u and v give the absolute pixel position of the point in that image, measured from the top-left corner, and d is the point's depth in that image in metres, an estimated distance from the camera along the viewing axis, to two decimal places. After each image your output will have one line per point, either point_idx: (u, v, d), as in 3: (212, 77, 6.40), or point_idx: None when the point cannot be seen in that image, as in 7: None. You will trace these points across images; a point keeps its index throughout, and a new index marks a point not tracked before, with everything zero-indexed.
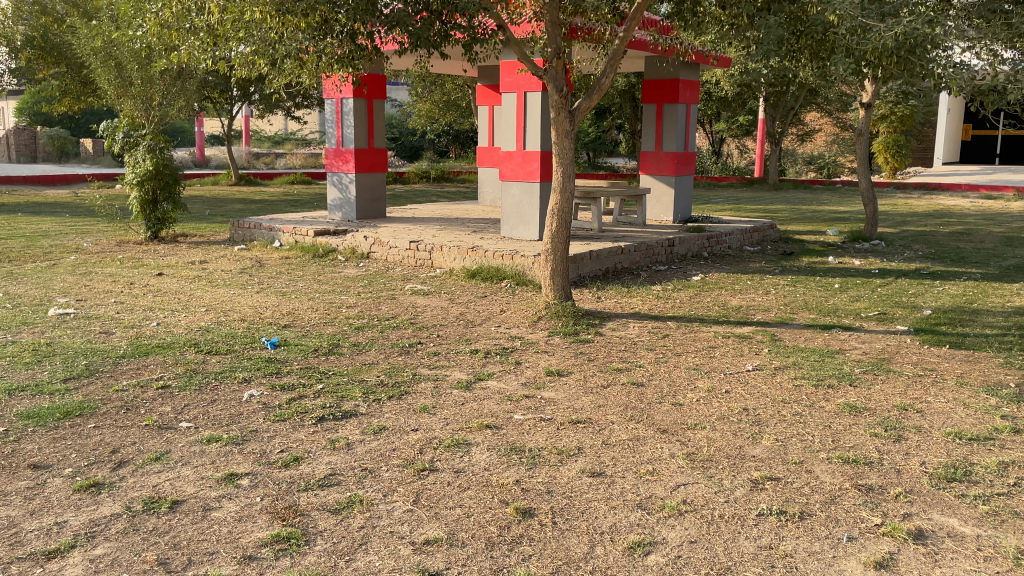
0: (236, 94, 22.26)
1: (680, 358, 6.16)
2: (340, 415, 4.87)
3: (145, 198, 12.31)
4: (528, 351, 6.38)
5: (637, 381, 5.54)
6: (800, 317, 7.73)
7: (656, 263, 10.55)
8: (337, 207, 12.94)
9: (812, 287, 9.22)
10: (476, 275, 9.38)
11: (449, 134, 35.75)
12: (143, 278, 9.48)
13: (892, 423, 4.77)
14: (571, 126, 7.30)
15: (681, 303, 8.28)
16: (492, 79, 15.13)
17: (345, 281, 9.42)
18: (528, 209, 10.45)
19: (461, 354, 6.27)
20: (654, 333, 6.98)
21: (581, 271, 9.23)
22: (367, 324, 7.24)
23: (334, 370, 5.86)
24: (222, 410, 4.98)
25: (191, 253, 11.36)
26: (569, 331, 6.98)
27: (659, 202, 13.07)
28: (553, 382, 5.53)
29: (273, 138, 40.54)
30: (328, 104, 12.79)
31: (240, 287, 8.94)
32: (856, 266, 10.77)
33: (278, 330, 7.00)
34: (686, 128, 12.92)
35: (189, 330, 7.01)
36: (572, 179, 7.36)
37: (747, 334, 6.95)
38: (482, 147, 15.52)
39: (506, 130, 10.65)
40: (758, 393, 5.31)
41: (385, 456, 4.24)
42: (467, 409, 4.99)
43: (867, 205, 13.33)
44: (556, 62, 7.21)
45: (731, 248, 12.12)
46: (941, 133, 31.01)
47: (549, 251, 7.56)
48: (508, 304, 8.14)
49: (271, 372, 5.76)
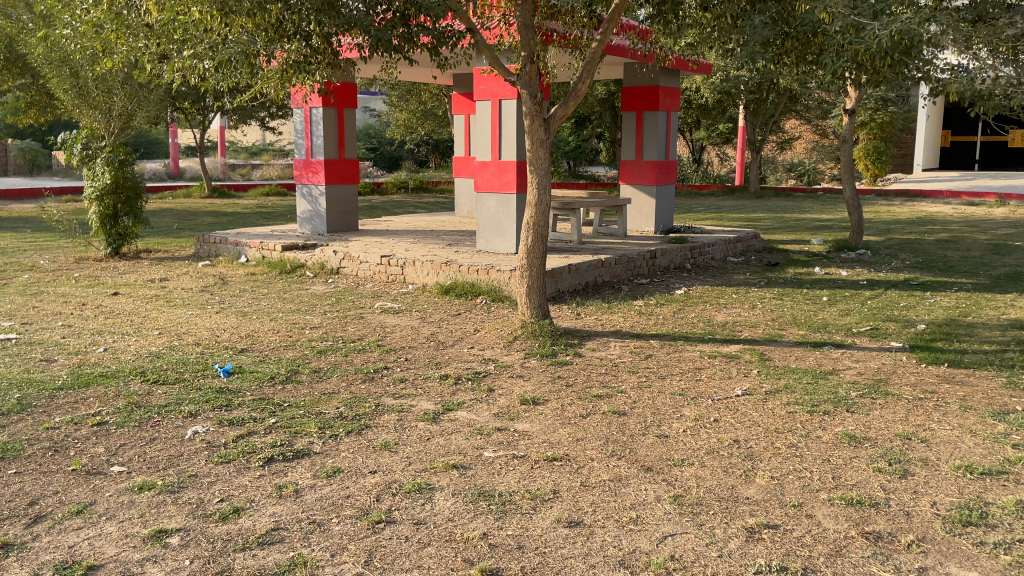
0: (207, 104, 21.71)
1: (665, 382, 5.74)
2: (291, 455, 4.41)
3: (104, 213, 11.76)
4: (502, 376, 5.93)
5: (619, 410, 5.11)
6: (789, 334, 7.35)
7: (637, 276, 10.15)
8: (307, 220, 12.44)
9: (800, 300, 8.87)
10: (450, 291, 8.94)
11: (429, 143, 35.82)
12: (97, 298, 8.95)
13: (896, 456, 4.39)
14: (547, 135, 6.88)
15: (665, 320, 7.87)
16: (468, 86, 14.73)
17: (311, 299, 8.94)
18: (504, 221, 10.03)
19: (430, 380, 5.81)
20: (636, 353, 6.56)
21: (560, 286, 8.82)
22: (331, 348, 6.77)
23: (290, 401, 5.38)
24: (160, 451, 4.49)
25: (153, 271, 10.84)
26: (546, 352, 6.55)
27: (641, 212, 12.69)
28: (527, 412, 5.09)
29: (250, 150, 39.92)
30: (297, 114, 12.31)
31: (199, 307, 8.44)
32: (844, 277, 10.43)
33: (234, 355, 6.51)
34: (666, 135, 12.57)
35: (137, 357, 6.50)
36: (549, 190, 6.95)
37: (734, 353, 6.56)
38: (458, 156, 15.08)
39: (480, 139, 10.23)
40: (749, 422, 4.90)
41: (337, 505, 3.77)
42: (432, 446, 4.53)
43: (852, 214, 13.06)
44: (529, 67, 6.77)
45: (715, 259, 11.75)
46: (920, 139, 30.99)
47: (525, 266, 7.12)
48: (482, 322, 7.70)
49: (221, 405, 5.28)
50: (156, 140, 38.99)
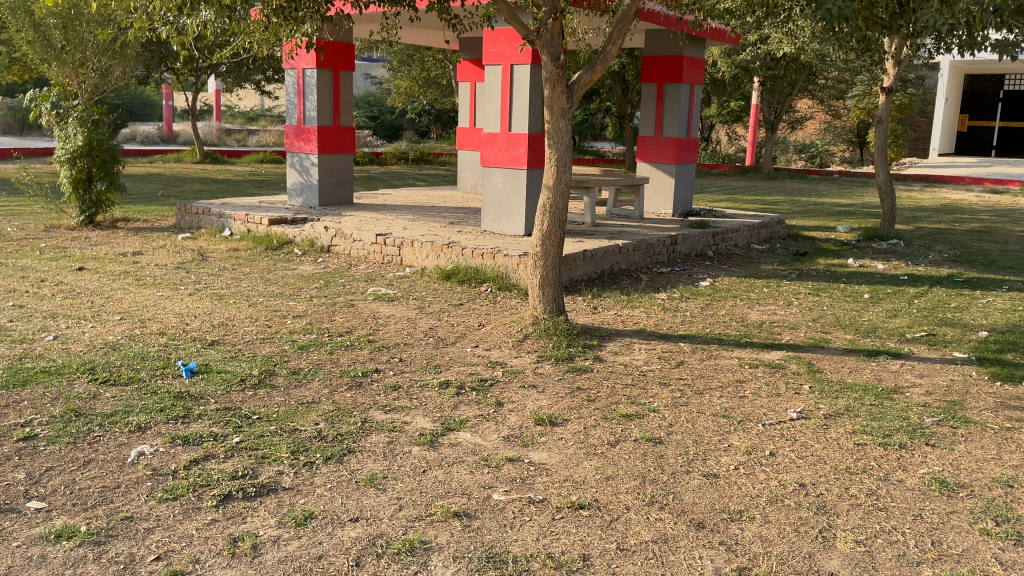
0: (199, 65, 20.58)
1: (704, 400, 4.88)
2: (252, 492, 3.55)
3: (77, 177, 10.83)
4: (511, 386, 5.07)
5: (653, 436, 4.26)
6: (835, 339, 6.48)
7: (656, 264, 9.27)
8: (298, 192, 11.52)
9: (840, 297, 8.01)
10: (452, 276, 8.06)
11: (431, 113, 34.80)
12: (58, 274, 8.04)
13: (1002, 512, 3.56)
14: (569, 105, 5.95)
15: (693, 317, 7.01)
16: (475, 51, 13.73)
17: (297, 281, 8.05)
18: (512, 200, 9.12)
19: (425, 389, 4.94)
20: (665, 360, 5.70)
21: (573, 275, 7.94)
22: (314, 343, 5.88)
23: (261, 413, 4.51)
24: (92, 482, 3.63)
25: (128, 242, 9.94)
26: (562, 355, 5.69)
27: (658, 192, 11.79)
28: (544, 437, 4.23)
29: (248, 115, 38.70)
30: (289, 75, 11.33)
31: (171, 288, 7.55)
32: (881, 271, 9.56)
33: (202, 350, 5.64)
34: (689, 110, 11.61)
35: (89, 348, 5.61)
36: (569, 168, 6.05)
37: (778, 362, 5.71)
38: (462, 127, 14.12)
39: (489, 109, 9.30)
40: (812, 458, 4.07)
41: (303, 572, 2.94)
42: (429, 483, 3.67)
43: (884, 201, 12.17)
44: (551, 23, 5.84)
45: (738, 246, 10.85)
46: (938, 122, 29.94)
47: (539, 254, 6.23)
48: (488, 316, 6.82)
49: (176, 416, 4.41)
50: (151, 103, 37.79)
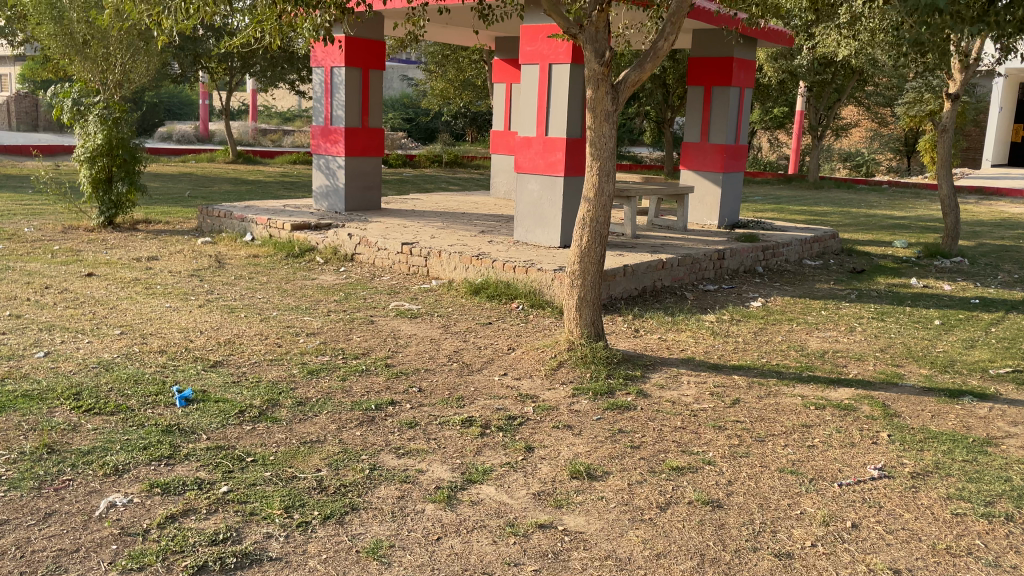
0: (232, 62, 20.22)
1: (767, 450, 4.21)
2: (232, 564, 2.97)
3: (97, 177, 10.44)
4: (543, 426, 4.45)
5: (710, 498, 3.61)
6: (909, 374, 5.76)
7: (702, 280, 8.59)
8: (325, 196, 11.01)
9: (907, 324, 7.26)
10: (481, 291, 7.47)
11: (466, 116, 34.41)
12: (65, 280, 7.60)
13: None
14: (615, 107, 5.31)
15: (746, 343, 6.34)
16: (511, 51, 13.15)
17: (315, 293, 7.50)
18: (548, 209, 8.51)
19: (446, 428, 4.34)
20: (717, 397, 5.02)
21: (612, 292, 7.31)
22: (326, 367, 5.31)
23: (256, 454, 3.94)
24: (48, 543, 3.08)
25: (145, 246, 9.51)
26: (600, 389, 5.06)
27: (703, 202, 11.09)
28: (581, 495, 3.60)
29: (285, 115, 38.60)
30: (317, 73, 10.81)
31: (181, 298, 7.05)
32: (949, 293, 8.76)
33: (202, 373, 5.09)
34: (738, 115, 10.88)
35: (79, 368, 5.10)
36: (612, 178, 5.41)
37: (849, 404, 5.01)
38: (496, 130, 13.53)
39: (525, 112, 8.69)
40: (904, 534, 3.40)
41: None
42: (443, 556, 3.06)
43: (947, 215, 11.33)
44: (596, 16, 5.22)
45: (788, 261, 10.13)
46: (992, 131, 28.71)
47: (577, 272, 5.59)
48: (519, 338, 6.21)
49: (160, 457, 3.86)
50: (189, 102, 37.87)
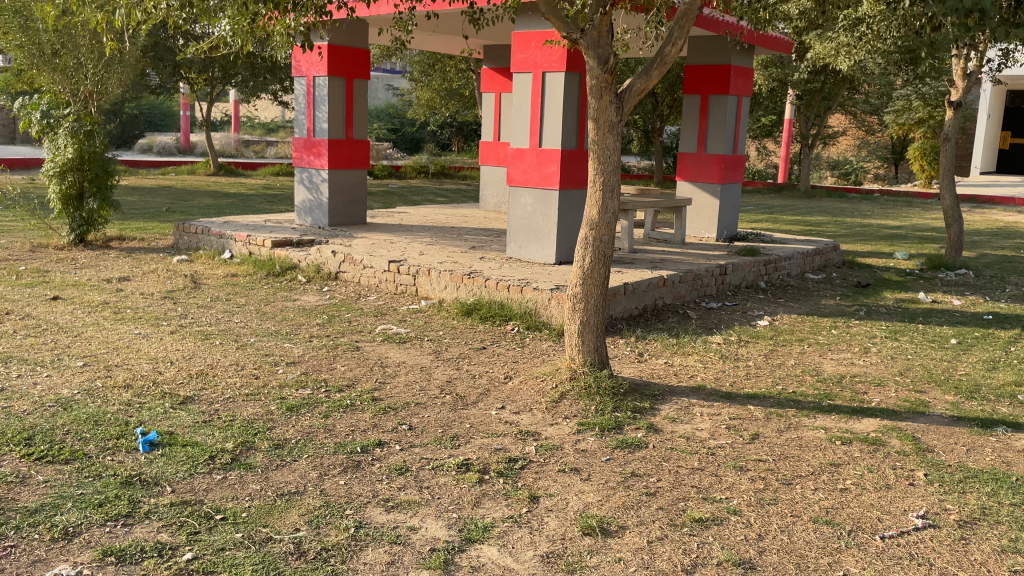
0: (215, 73, 19.76)
1: (797, 496, 3.80)
2: None
3: (67, 194, 9.94)
4: (547, 470, 4.01)
5: (741, 558, 3.20)
6: (935, 402, 5.37)
7: (704, 298, 8.20)
8: (308, 211, 10.56)
9: (923, 343, 6.88)
10: (474, 312, 7.04)
11: (452, 126, 34.03)
12: (28, 304, 7.11)
13: None
14: (619, 117, 4.93)
15: (757, 368, 5.95)
16: (500, 60, 12.78)
17: (297, 315, 7.05)
18: (542, 224, 8.10)
19: (439, 475, 3.90)
20: (734, 432, 4.60)
21: (612, 312, 6.90)
22: (307, 402, 4.85)
23: (227, 510, 3.50)
24: None
25: (117, 266, 9.01)
26: (608, 424, 4.64)
27: (700, 214, 10.73)
28: (595, 557, 3.18)
29: (268, 126, 38.13)
30: (299, 83, 10.39)
31: (152, 324, 6.58)
32: (960, 309, 8.41)
33: (171, 412, 4.63)
34: (735, 125, 10.54)
35: (35, 407, 4.62)
36: (617, 194, 5.01)
37: (877, 437, 4.62)
38: (485, 141, 13.13)
39: (517, 122, 8.29)
40: None
41: None
42: None
43: (950, 225, 11.01)
44: (600, 19, 4.85)
45: (790, 275, 9.76)
46: (981, 139, 28.56)
47: (579, 296, 5.18)
48: (516, 364, 5.78)
49: (117, 516, 3.40)
50: (170, 114, 37.35)
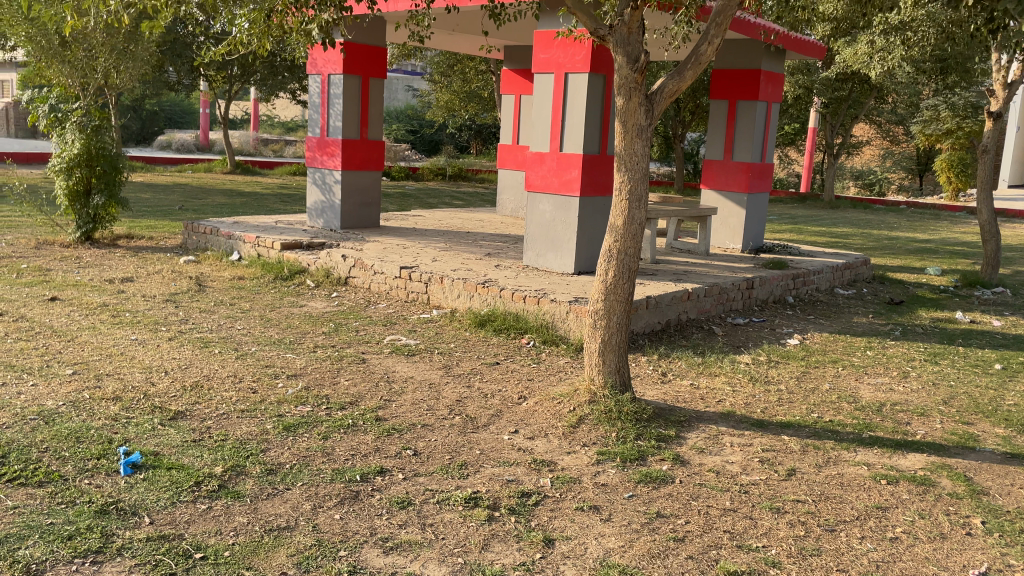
0: (233, 70, 19.54)
1: (843, 546, 3.40)
2: None
3: (73, 190, 9.65)
4: (563, 507, 3.64)
5: None
6: (984, 435, 4.95)
7: (730, 312, 7.79)
8: (319, 212, 10.24)
9: (966, 368, 6.44)
10: (487, 323, 6.69)
11: (471, 129, 33.77)
12: (25, 304, 6.84)
13: None
14: (649, 121, 4.54)
15: (789, 392, 5.55)
16: (521, 61, 12.43)
17: (302, 323, 6.72)
18: (561, 232, 7.73)
19: (445, 510, 3.54)
20: (768, 467, 4.21)
21: (633, 327, 6.53)
22: (306, 421, 4.51)
23: (208, 547, 3.15)
24: None
25: (121, 265, 8.74)
26: (630, 454, 4.26)
27: (726, 224, 10.32)
28: None
29: (288, 125, 38.05)
30: (314, 81, 10.08)
31: (149, 329, 6.27)
32: (1001, 330, 7.96)
33: (159, 429, 4.30)
34: (764, 132, 10.13)
35: (14, 420, 4.31)
36: (644, 205, 4.63)
37: (926, 476, 4.21)
38: (504, 144, 12.79)
39: (538, 124, 7.93)
40: None
41: None
42: None
43: (986, 241, 10.51)
44: (631, 14, 4.47)
45: (819, 290, 9.33)
46: (1010, 151, 27.88)
47: (601, 313, 4.80)
48: (531, 383, 5.41)
49: (86, 552, 3.06)
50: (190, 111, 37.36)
